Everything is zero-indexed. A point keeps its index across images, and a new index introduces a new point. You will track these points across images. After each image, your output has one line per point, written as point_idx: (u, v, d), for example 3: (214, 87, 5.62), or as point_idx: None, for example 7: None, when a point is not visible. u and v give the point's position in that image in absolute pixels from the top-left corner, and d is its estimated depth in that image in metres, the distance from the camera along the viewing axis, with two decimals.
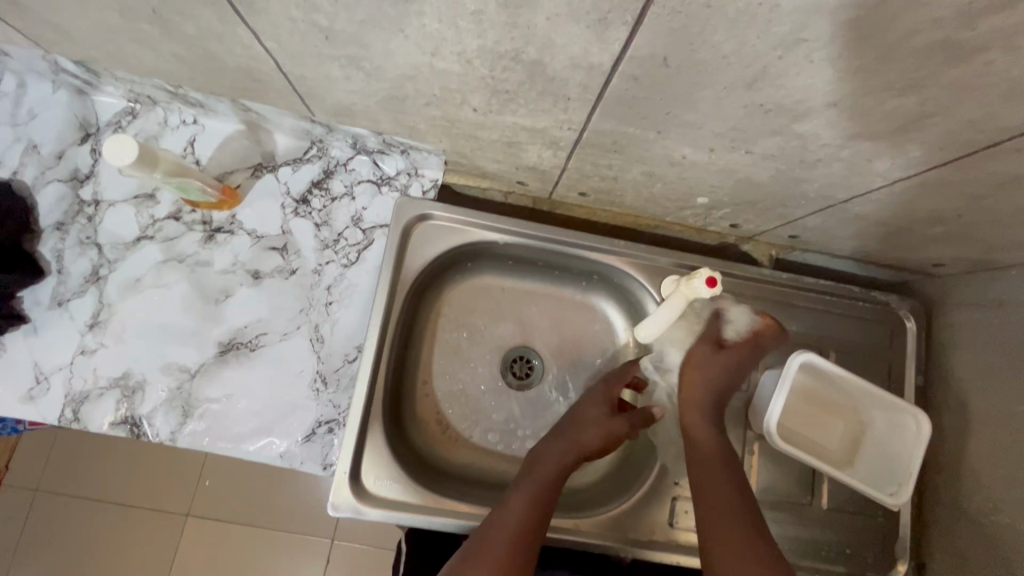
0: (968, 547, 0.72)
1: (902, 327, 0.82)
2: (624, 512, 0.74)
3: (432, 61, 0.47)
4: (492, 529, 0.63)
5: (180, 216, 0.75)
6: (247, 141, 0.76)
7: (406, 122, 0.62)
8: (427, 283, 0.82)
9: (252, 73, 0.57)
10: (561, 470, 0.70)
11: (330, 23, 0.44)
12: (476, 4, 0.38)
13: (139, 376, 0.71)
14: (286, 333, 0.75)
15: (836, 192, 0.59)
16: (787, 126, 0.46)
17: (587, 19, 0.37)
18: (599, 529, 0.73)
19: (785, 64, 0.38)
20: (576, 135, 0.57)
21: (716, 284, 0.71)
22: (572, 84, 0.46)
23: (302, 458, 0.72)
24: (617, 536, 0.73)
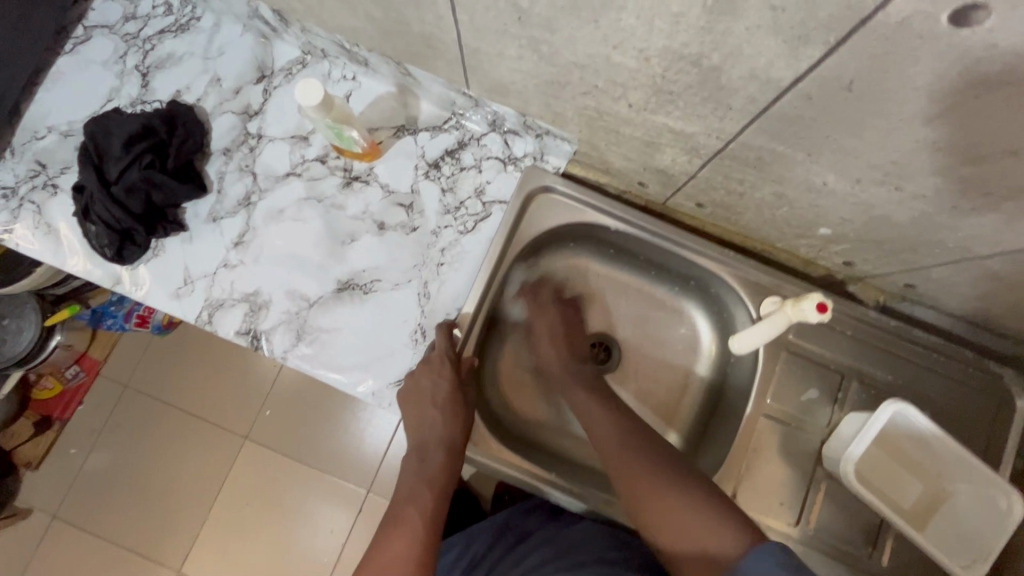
0: None
1: (1010, 402, 0.79)
2: None
3: (611, 53, 0.50)
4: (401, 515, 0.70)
5: (326, 159, 0.82)
6: (396, 103, 0.82)
7: (555, 107, 0.66)
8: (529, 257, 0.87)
9: (432, 41, 0.63)
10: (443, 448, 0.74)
11: (529, 5, 0.48)
12: (681, 7, 0.41)
13: (267, 296, 0.80)
14: (398, 283, 0.81)
15: (978, 245, 0.58)
16: (952, 168, 0.47)
17: (788, 34, 0.39)
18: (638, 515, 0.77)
19: (977, 105, 0.39)
20: (720, 146, 0.59)
21: (826, 311, 0.71)
22: (740, 95, 0.48)
23: (390, 400, 0.78)
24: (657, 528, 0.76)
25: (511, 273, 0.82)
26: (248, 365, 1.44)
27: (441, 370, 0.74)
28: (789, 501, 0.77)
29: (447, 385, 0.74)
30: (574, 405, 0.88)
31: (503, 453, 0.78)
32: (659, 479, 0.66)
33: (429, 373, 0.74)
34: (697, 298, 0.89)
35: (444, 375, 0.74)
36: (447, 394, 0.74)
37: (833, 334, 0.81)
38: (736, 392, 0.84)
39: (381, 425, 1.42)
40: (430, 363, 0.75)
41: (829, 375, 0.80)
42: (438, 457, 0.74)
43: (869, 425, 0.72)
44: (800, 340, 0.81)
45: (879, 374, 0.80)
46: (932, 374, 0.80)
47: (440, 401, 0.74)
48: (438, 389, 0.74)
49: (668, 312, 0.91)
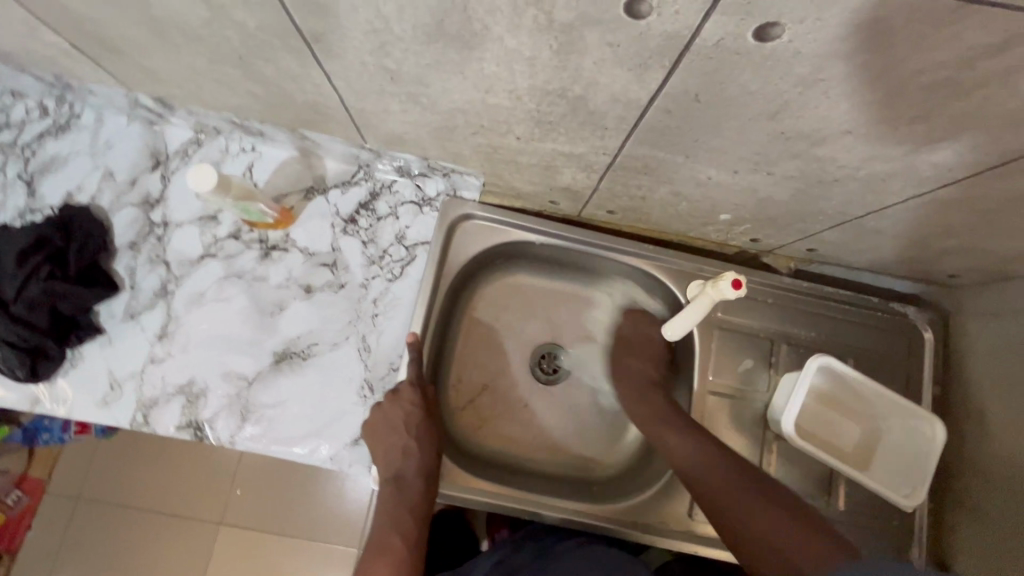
0: (992, 551, 0.74)
1: (919, 336, 0.87)
2: (646, 498, 0.80)
3: (485, 97, 0.53)
4: (381, 553, 0.66)
5: (239, 235, 0.81)
6: (300, 166, 0.83)
7: (452, 149, 0.68)
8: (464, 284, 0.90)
9: (318, 107, 0.64)
10: (418, 477, 0.71)
11: (397, 66, 0.50)
12: (532, 52, 0.43)
13: (202, 383, 0.77)
14: (335, 343, 0.80)
15: (853, 208, 0.63)
16: (806, 151, 0.51)
17: (629, 64, 0.42)
18: (611, 514, 0.79)
19: (805, 98, 0.43)
20: (609, 160, 0.62)
21: (741, 287, 0.74)
22: (610, 117, 0.52)
23: (349, 461, 0.77)
24: (627, 520, 0.79)
25: (446, 308, 0.84)
26: (205, 450, 1.38)
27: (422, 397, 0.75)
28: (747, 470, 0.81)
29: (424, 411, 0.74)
30: (535, 420, 0.90)
31: (470, 481, 0.79)
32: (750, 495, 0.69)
33: (399, 404, 0.74)
34: (630, 295, 0.94)
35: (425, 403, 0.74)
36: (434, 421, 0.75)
37: (756, 305, 0.87)
38: (682, 377, 0.87)
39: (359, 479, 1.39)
40: (398, 393, 0.74)
41: (761, 342, 0.85)
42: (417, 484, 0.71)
43: (805, 378, 0.77)
44: (727, 318, 0.86)
45: (802, 332, 0.87)
46: (849, 323, 0.88)
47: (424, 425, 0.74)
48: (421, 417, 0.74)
49: (606, 314, 0.95)
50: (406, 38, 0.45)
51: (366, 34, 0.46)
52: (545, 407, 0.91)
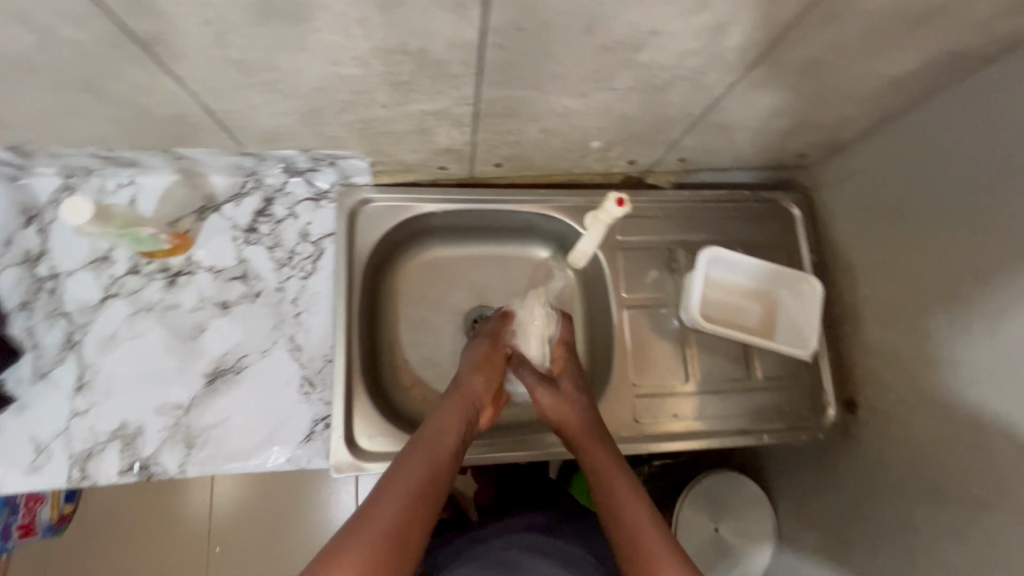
0: (882, 375, 0.86)
1: (790, 216, 0.99)
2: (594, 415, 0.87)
3: (338, 69, 0.56)
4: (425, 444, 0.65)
5: (138, 269, 0.80)
6: (186, 188, 0.82)
7: (328, 133, 0.71)
8: (381, 267, 0.93)
9: (182, 118, 0.64)
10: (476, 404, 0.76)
11: (242, 54, 0.52)
12: (361, 12, 0.47)
13: (136, 423, 0.76)
14: (265, 350, 0.81)
15: (695, 108, 0.72)
16: (631, 59, 0.58)
17: (449, 5, 0.47)
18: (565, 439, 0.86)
19: (607, 9, 0.49)
20: (473, 109, 0.67)
21: (624, 203, 0.83)
22: (455, 63, 0.56)
23: (307, 457, 0.79)
24: None
25: (367, 292, 0.87)
26: (172, 519, 1.31)
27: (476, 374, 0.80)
28: (672, 367, 0.91)
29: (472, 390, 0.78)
30: None
31: None
32: (634, 494, 0.66)
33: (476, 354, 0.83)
34: (539, 242, 1.00)
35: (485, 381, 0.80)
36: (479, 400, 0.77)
37: (649, 221, 0.95)
38: (601, 302, 0.95)
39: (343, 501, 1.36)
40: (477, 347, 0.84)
41: (660, 252, 0.94)
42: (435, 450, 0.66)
43: (698, 272, 0.87)
44: (627, 238, 0.94)
45: (693, 236, 0.96)
46: (731, 218, 0.98)
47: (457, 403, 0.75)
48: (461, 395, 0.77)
49: (522, 264, 1.01)
50: (238, 22, 0.47)
51: (200, 26, 0.48)
52: None
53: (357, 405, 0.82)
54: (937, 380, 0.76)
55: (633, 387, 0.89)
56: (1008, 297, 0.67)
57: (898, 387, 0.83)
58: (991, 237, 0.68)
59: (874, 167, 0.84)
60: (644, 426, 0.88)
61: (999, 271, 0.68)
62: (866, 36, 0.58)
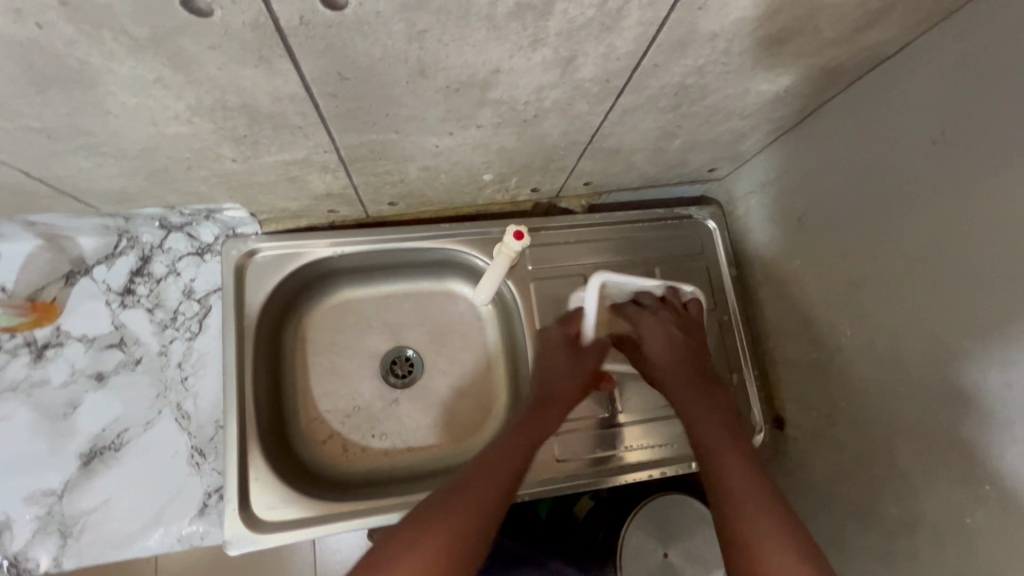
0: (804, 390, 0.83)
1: (706, 231, 0.97)
2: None
3: (161, 130, 0.51)
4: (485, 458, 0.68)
5: (0, 345, 0.74)
6: (50, 253, 0.76)
7: (188, 188, 0.66)
8: (283, 317, 0.88)
9: (11, 187, 0.59)
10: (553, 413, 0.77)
11: (41, 123, 0.47)
12: (152, 74, 0.43)
13: (3, 515, 0.70)
14: (149, 422, 0.75)
15: (578, 136, 0.69)
16: (484, 97, 0.55)
17: (250, 60, 0.43)
18: None
19: (431, 52, 0.46)
20: (336, 155, 0.63)
21: (523, 237, 0.79)
22: (291, 114, 0.52)
23: (201, 534, 0.74)
24: None
25: (262, 346, 0.82)
26: None
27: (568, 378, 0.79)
28: (594, 398, 0.87)
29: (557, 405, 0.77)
30: (397, 423, 0.89)
31: (334, 507, 0.76)
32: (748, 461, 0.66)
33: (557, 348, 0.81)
34: (454, 276, 0.96)
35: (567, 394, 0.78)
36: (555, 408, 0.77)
37: (562, 247, 0.92)
38: (519, 334, 0.91)
39: None
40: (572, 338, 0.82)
41: (575, 279, 0.91)
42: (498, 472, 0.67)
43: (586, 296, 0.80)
44: (540, 267, 0.90)
45: (610, 259, 0.93)
46: (648, 237, 0.95)
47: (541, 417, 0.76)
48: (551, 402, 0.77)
49: (439, 300, 0.96)
50: (14, 93, 0.43)
51: None
52: (404, 409, 0.90)
53: (252, 472, 0.76)
54: (850, 397, 0.74)
55: None
56: (902, 312, 0.65)
57: (821, 404, 0.80)
58: (886, 250, 0.66)
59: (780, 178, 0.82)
60: (567, 465, 0.84)
61: (894, 286, 0.66)
62: (727, 57, 0.55)
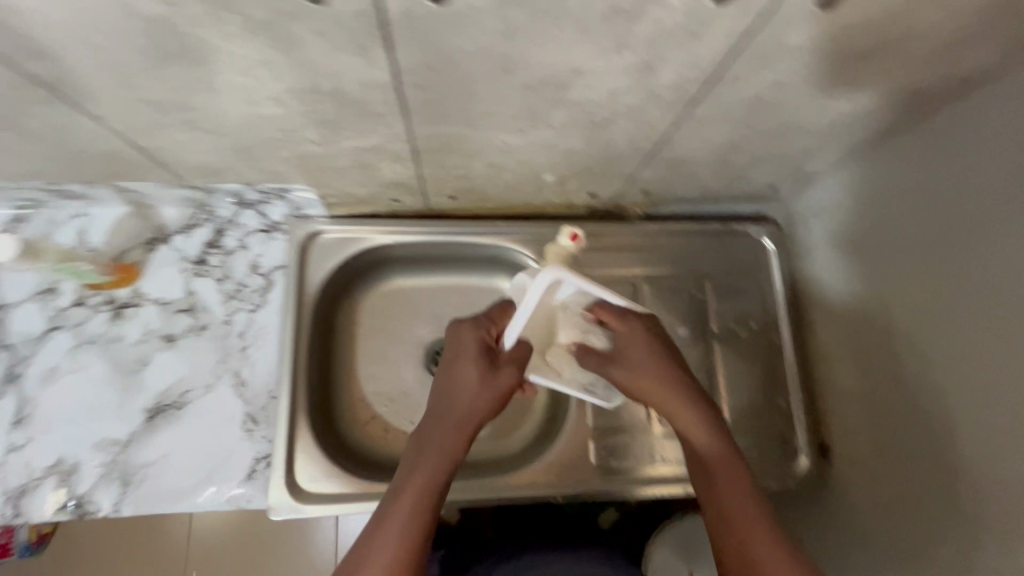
0: (854, 421, 0.81)
1: (761, 249, 0.95)
2: (551, 459, 0.84)
3: (256, 109, 0.55)
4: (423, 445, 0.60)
5: (84, 300, 0.79)
6: (135, 219, 0.81)
7: (268, 167, 0.70)
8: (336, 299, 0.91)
9: (114, 154, 0.64)
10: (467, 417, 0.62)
11: (154, 96, 0.51)
12: (261, 55, 0.46)
13: (73, 458, 0.75)
14: (209, 385, 0.80)
15: (644, 142, 0.69)
16: (561, 97, 0.56)
17: (351, 47, 0.45)
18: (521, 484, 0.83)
19: (519, 50, 0.47)
20: (410, 146, 0.65)
21: (578, 240, 0.75)
22: (376, 102, 0.55)
23: (247, 497, 0.77)
24: (539, 483, 0.82)
25: (317, 324, 0.85)
26: None
27: (472, 396, 0.62)
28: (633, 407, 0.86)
29: (452, 426, 0.61)
30: None
31: (372, 486, 0.78)
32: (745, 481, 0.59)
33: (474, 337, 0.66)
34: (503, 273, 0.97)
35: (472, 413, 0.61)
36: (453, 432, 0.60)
37: (613, 254, 0.92)
38: None
39: None
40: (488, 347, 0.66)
41: (623, 286, 0.91)
42: (417, 499, 0.56)
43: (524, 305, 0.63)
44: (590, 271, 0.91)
45: (660, 270, 0.93)
46: (701, 251, 0.94)
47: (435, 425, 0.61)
48: (447, 420, 0.61)
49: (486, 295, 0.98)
50: (137, 65, 0.46)
51: (101, 69, 0.47)
52: None
53: (299, 444, 0.79)
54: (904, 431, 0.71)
55: (590, 427, 0.85)
56: (968, 344, 0.62)
57: (872, 435, 0.77)
58: (953, 280, 0.64)
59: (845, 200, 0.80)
60: (601, 471, 0.84)
61: (960, 317, 0.63)
62: (808, 71, 0.55)
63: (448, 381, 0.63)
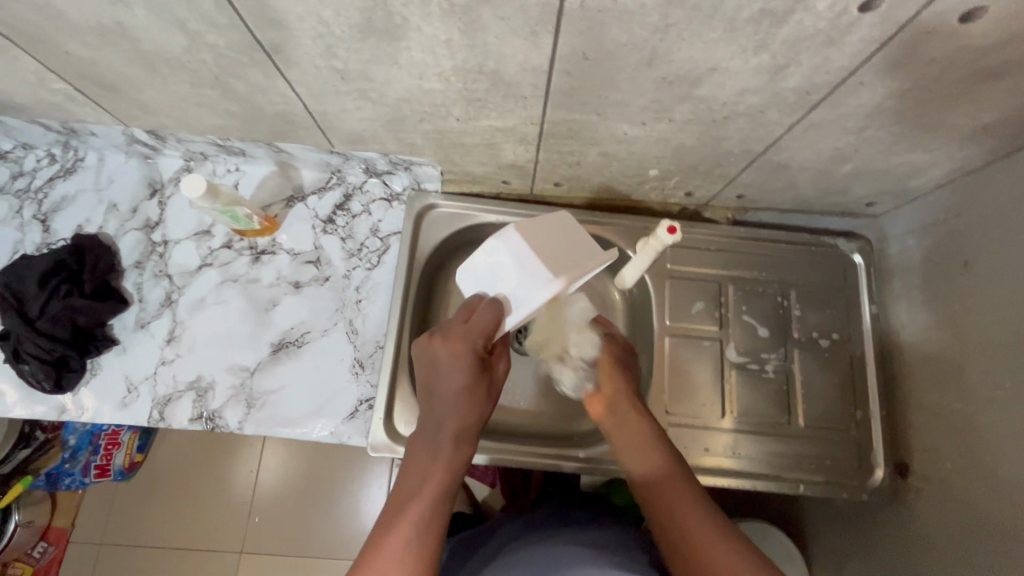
0: (939, 441, 0.81)
1: (852, 264, 0.96)
2: None
3: (421, 83, 0.64)
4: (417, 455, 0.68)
5: (231, 244, 0.91)
6: (280, 178, 0.93)
7: (407, 139, 0.79)
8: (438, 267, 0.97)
9: (286, 115, 0.74)
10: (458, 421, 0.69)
11: (344, 65, 0.61)
12: (446, 35, 0.54)
13: (210, 378, 0.86)
14: (326, 330, 0.90)
15: (754, 145, 0.73)
16: (689, 92, 0.62)
17: (524, 32, 0.53)
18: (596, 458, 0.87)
19: (667, 45, 0.54)
20: (537, 129, 0.73)
21: (676, 232, 0.81)
22: (525, 85, 0.62)
23: (349, 433, 0.86)
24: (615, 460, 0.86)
25: (424, 288, 0.92)
26: (226, 489, 1.42)
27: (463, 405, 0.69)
28: (711, 399, 0.90)
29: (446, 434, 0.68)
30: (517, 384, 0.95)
31: None
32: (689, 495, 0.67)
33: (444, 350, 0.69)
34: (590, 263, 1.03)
35: (462, 419, 0.69)
36: (450, 434, 0.68)
37: (702, 253, 0.96)
38: (644, 328, 0.96)
39: (376, 497, 1.43)
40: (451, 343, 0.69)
41: (710, 285, 0.95)
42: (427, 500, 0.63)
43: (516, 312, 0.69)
44: (677, 268, 0.95)
45: (747, 274, 0.96)
46: (790, 260, 0.97)
47: (432, 432, 0.69)
48: (442, 426, 0.69)
49: None
50: (344, 37, 0.56)
51: (313, 38, 0.57)
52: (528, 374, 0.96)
53: (399, 392, 0.86)
54: (993, 452, 0.71)
55: (667, 415, 0.89)
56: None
57: (958, 455, 0.77)
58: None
59: (950, 220, 0.81)
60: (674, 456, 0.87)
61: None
62: (933, 84, 0.58)
63: (435, 393, 0.70)
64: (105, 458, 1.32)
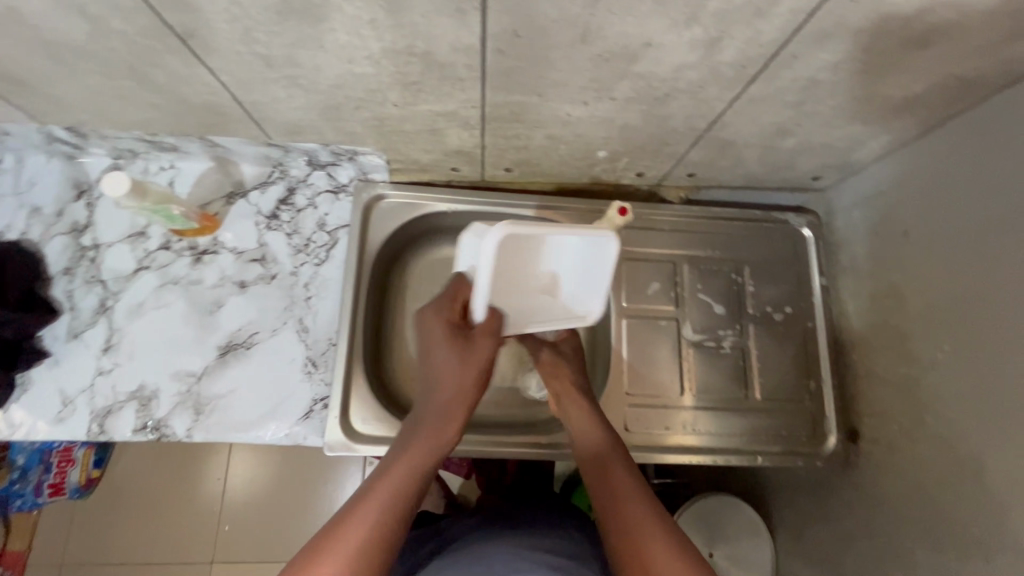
0: (886, 406, 0.83)
1: (801, 239, 0.98)
2: None
3: (351, 68, 0.61)
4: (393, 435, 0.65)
5: (169, 245, 0.87)
6: (218, 174, 0.89)
7: (346, 128, 0.76)
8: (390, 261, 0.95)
9: (215, 106, 0.70)
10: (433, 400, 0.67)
11: (267, 51, 0.58)
12: (370, 15, 0.52)
13: (152, 386, 0.82)
14: (275, 329, 0.86)
15: (698, 122, 0.73)
16: (627, 69, 0.61)
17: (450, 9, 0.51)
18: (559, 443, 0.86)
19: (598, 20, 0.52)
20: (479, 112, 0.71)
21: (627, 213, 0.80)
22: (459, 66, 0.60)
23: (304, 433, 0.83)
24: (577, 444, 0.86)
25: (376, 281, 0.90)
26: (191, 498, 1.37)
27: (437, 384, 0.68)
28: (671, 377, 0.91)
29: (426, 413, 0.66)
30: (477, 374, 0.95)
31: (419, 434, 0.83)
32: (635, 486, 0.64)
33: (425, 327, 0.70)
34: None
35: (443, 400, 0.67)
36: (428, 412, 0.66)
37: (656, 233, 0.96)
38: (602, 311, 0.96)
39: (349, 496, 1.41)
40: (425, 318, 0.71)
41: (664, 265, 0.95)
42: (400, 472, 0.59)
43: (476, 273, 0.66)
44: (632, 249, 0.95)
45: (701, 252, 0.96)
46: (741, 236, 0.98)
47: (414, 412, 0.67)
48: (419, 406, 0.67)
49: None
50: (262, 20, 0.53)
51: (228, 22, 0.53)
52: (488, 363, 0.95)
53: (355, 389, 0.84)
54: (936, 413, 0.74)
55: (627, 396, 0.89)
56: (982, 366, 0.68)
57: (903, 417, 0.79)
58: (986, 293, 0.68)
59: (890, 190, 0.82)
60: (635, 436, 0.88)
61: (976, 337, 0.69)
62: (863, 54, 0.58)
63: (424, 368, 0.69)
64: (58, 476, 1.27)
